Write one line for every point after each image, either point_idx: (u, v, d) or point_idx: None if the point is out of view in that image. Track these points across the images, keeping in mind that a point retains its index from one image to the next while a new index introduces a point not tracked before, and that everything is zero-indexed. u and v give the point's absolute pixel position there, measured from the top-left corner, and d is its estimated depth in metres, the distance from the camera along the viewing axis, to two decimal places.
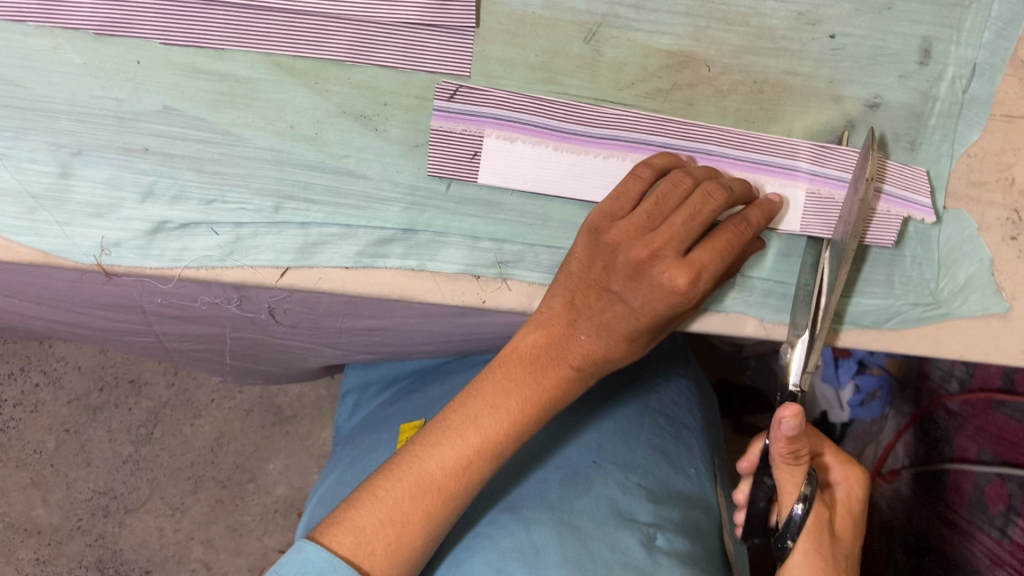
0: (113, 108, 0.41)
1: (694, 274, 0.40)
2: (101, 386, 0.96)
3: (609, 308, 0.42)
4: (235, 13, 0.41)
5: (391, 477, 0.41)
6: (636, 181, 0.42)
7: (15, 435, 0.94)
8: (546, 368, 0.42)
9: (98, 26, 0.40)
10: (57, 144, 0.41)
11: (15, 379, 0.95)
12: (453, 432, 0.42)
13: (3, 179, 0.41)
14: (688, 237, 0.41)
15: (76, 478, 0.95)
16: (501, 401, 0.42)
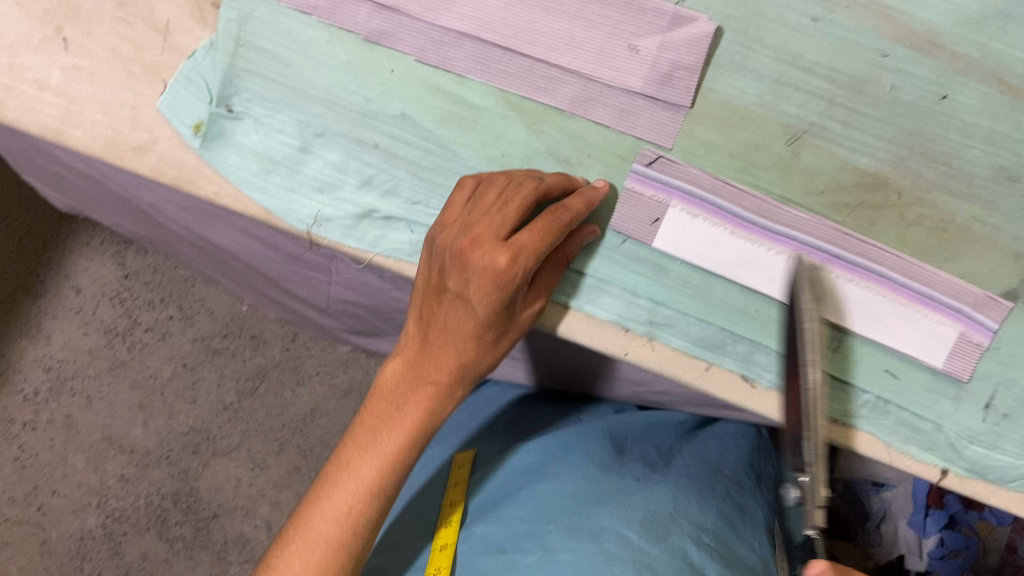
0: (360, 104, 0.47)
1: (510, 269, 0.42)
2: (225, 334, 1.03)
3: (456, 311, 0.45)
4: (484, 48, 0.46)
5: (339, 472, 0.48)
6: (464, 192, 0.45)
7: (137, 355, 1.03)
8: (415, 377, 0.47)
9: (368, 32, 0.46)
10: (306, 123, 0.47)
11: (153, 306, 1.03)
12: (375, 425, 0.48)
13: (252, 141, 0.47)
14: (504, 224, 0.43)
15: (178, 411, 1.03)
16: (401, 407, 0.47)
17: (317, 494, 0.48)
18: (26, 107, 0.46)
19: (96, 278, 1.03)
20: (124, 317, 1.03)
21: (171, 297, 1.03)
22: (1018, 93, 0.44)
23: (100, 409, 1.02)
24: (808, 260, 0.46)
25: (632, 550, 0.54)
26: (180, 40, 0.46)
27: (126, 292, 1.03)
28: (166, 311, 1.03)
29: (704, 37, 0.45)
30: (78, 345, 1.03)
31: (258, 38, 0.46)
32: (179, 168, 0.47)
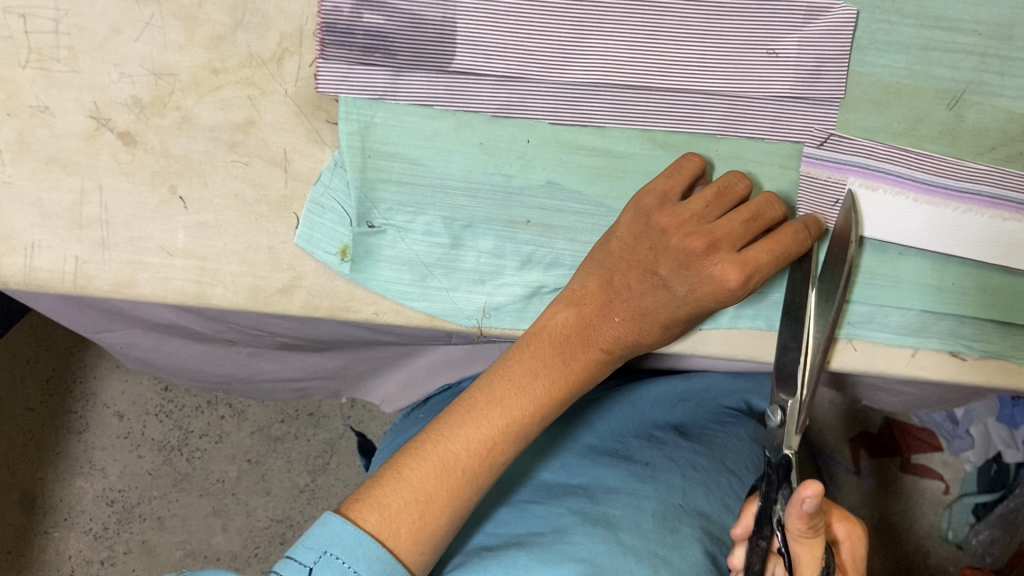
0: (502, 183, 0.44)
1: (745, 279, 0.39)
2: (284, 418, 0.91)
3: (651, 295, 0.41)
4: (618, 93, 0.44)
5: (485, 398, 0.42)
6: (694, 163, 0.42)
7: (199, 464, 0.90)
8: (586, 339, 0.43)
9: (495, 108, 0.43)
10: (451, 218, 0.44)
11: (202, 410, 0.92)
12: (529, 364, 0.42)
13: (400, 250, 0.44)
14: (743, 235, 0.40)
15: (255, 506, 0.89)
16: (563, 367, 0.42)
17: (456, 412, 0.42)
18: (158, 278, 0.43)
19: (137, 397, 0.91)
20: (176, 430, 0.91)
21: (218, 398, 0.91)
22: None
23: (174, 526, 0.89)
24: (995, 213, 0.45)
25: (591, 518, 0.48)
26: (301, 168, 0.43)
27: (171, 405, 0.91)
28: (217, 411, 0.91)
29: (845, 23, 0.43)
30: (135, 471, 0.90)
31: (383, 143, 0.43)
32: (331, 297, 0.44)
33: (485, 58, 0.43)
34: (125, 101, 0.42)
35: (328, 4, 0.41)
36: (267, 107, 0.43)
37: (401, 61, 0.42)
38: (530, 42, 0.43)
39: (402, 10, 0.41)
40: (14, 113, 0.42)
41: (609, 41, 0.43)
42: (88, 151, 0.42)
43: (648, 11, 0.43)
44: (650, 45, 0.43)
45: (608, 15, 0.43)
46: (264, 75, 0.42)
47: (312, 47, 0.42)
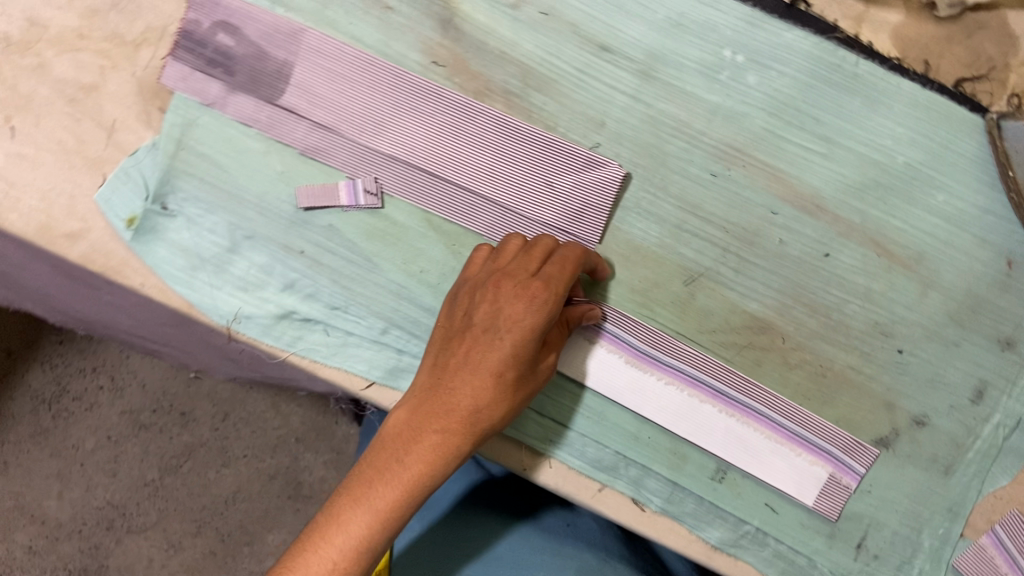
0: (291, 212, 0.50)
1: (528, 305, 0.43)
2: (155, 409, 0.91)
3: (494, 347, 0.43)
4: (412, 171, 0.49)
5: (363, 489, 0.41)
6: (511, 243, 0.47)
7: (62, 426, 0.91)
8: (450, 420, 0.42)
9: (304, 146, 0.49)
10: (237, 226, 0.50)
11: (86, 374, 0.91)
12: (402, 444, 0.42)
13: (182, 237, 0.49)
14: (531, 266, 0.45)
15: (96, 484, 0.91)
16: (448, 445, 0.42)
17: None
18: None
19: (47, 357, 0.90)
20: (54, 385, 0.91)
21: (104, 368, 0.91)
22: (894, 257, 0.49)
23: (15, 475, 0.90)
24: (693, 392, 0.50)
25: None
26: (125, 138, 0.49)
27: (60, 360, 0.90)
28: (96, 379, 0.91)
29: (614, 178, 0.48)
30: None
31: (199, 143, 0.49)
32: (107, 258, 0.48)
33: (309, 103, 0.49)
34: None
35: (191, 17, 0.49)
36: (113, 79, 0.49)
37: (238, 81, 0.49)
38: (351, 105, 0.49)
39: (251, 41, 0.49)
40: None
41: (415, 125, 0.49)
42: None
43: (457, 113, 0.49)
44: (450, 141, 0.49)
45: (421, 105, 0.49)
46: (120, 53, 0.49)
47: (167, 45, 0.49)
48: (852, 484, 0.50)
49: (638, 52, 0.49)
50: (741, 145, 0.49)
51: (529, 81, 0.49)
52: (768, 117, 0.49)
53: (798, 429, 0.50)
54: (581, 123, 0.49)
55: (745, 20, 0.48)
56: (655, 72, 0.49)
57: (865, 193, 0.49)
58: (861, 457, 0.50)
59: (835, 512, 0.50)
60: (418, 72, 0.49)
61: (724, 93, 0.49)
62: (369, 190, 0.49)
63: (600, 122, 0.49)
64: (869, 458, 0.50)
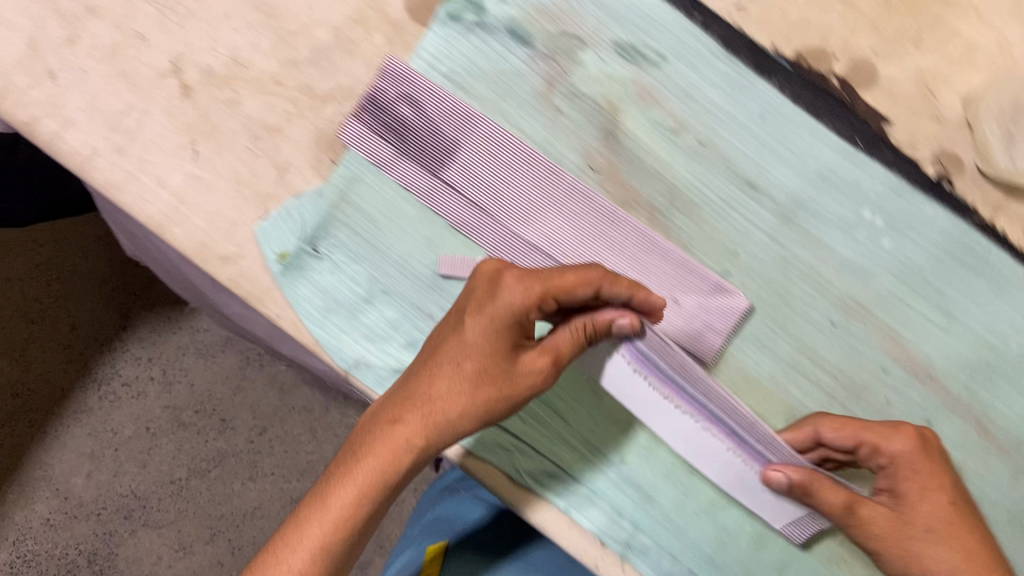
0: (428, 277, 0.53)
1: (527, 296, 0.43)
2: (196, 411, 1.00)
3: (459, 345, 0.45)
4: (547, 266, 0.52)
5: (348, 466, 0.46)
6: (481, 282, 0.45)
7: (105, 408, 1.00)
8: (448, 402, 0.45)
9: (455, 220, 0.52)
10: (376, 279, 0.53)
11: (140, 363, 1.01)
12: (412, 404, 0.46)
13: (326, 280, 0.52)
14: (517, 298, 0.43)
15: (125, 472, 0.99)
16: (410, 437, 0.45)
17: None
18: (141, 197, 0.52)
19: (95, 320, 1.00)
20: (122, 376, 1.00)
21: (157, 360, 1.01)
22: (992, 439, 0.51)
23: (53, 447, 0.99)
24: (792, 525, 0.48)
25: None
26: (294, 180, 0.53)
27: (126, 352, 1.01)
28: (148, 370, 1.01)
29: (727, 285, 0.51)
30: (40, 368, 1.00)
31: (360, 198, 0.52)
32: (253, 285, 0.52)
33: (468, 183, 0.52)
34: (201, 65, 0.52)
35: (378, 83, 0.52)
36: (296, 125, 0.53)
37: (407, 150, 0.52)
38: (505, 192, 0.52)
39: (428, 116, 0.52)
40: (119, 29, 0.52)
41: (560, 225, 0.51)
42: (152, 84, 0.52)
43: (601, 219, 0.51)
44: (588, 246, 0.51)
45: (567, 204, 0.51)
46: (308, 104, 0.53)
47: (351, 104, 0.52)
48: None
49: (783, 196, 0.51)
50: (864, 301, 0.51)
51: (675, 202, 0.52)
52: (895, 282, 0.51)
53: None
54: (716, 251, 0.51)
55: (890, 188, 0.51)
56: (796, 218, 0.51)
57: (975, 372, 0.51)
58: None
59: None
60: (574, 174, 0.52)
61: (857, 251, 0.51)
62: None
63: (733, 254, 0.51)
64: None
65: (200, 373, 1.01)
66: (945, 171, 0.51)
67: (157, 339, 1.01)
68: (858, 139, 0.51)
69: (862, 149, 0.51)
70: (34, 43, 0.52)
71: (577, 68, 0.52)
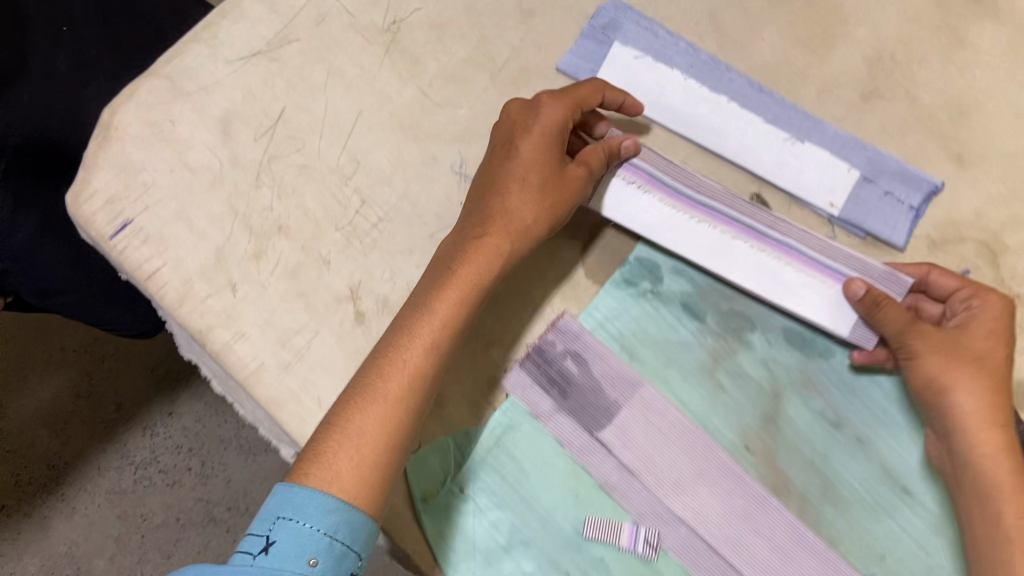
0: (571, 534, 0.50)
1: (537, 194, 0.48)
2: (229, 509, 0.99)
3: (515, 179, 0.48)
4: (696, 546, 0.50)
5: (429, 306, 0.45)
6: (513, 106, 0.51)
7: (140, 491, 0.99)
8: (454, 317, 0.45)
9: (605, 480, 0.51)
10: (517, 529, 0.50)
11: (181, 453, 1.00)
12: (388, 360, 0.44)
13: (465, 524, 0.50)
14: (563, 117, 0.49)
15: (147, 560, 0.96)
16: (433, 348, 0.44)
17: (338, 436, 0.41)
18: (297, 418, 0.52)
19: (142, 402, 1.01)
20: (148, 452, 1.00)
21: (200, 451, 1.01)
22: None
23: (83, 531, 0.97)
24: None
25: None
26: (448, 417, 0.52)
27: (163, 433, 1.00)
28: (189, 461, 1.00)
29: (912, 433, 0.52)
30: (82, 443, 1.00)
31: (513, 446, 0.51)
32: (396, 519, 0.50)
33: (624, 446, 0.51)
34: (378, 295, 0.53)
35: (549, 337, 0.53)
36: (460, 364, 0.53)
37: (568, 405, 0.52)
38: (660, 459, 0.51)
39: (594, 376, 0.52)
40: (305, 250, 0.53)
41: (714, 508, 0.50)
42: (328, 306, 0.53)
43: (754, 502, 0.51)
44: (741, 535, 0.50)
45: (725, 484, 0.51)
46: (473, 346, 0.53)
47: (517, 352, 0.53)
48: None
49: (933, 505, 0.51)
50: None
51: (828, 495, 0.51)
52: None
53: None
54: (865, 552, 0.50)
55: None
56: (953, 532, 0.50)
57: None
58: None
59: None
60: (729, 452, 0.52)
61: None
62: (649, 542, 0.50)
63: (881, 556, 0.50)
64: None
65: (239, 471, 1.00)
66: None
67: (203, 430, 1.01)
68: None
69: None
70: (220, 256, 0.53)
71: (743, 348, 0.53)
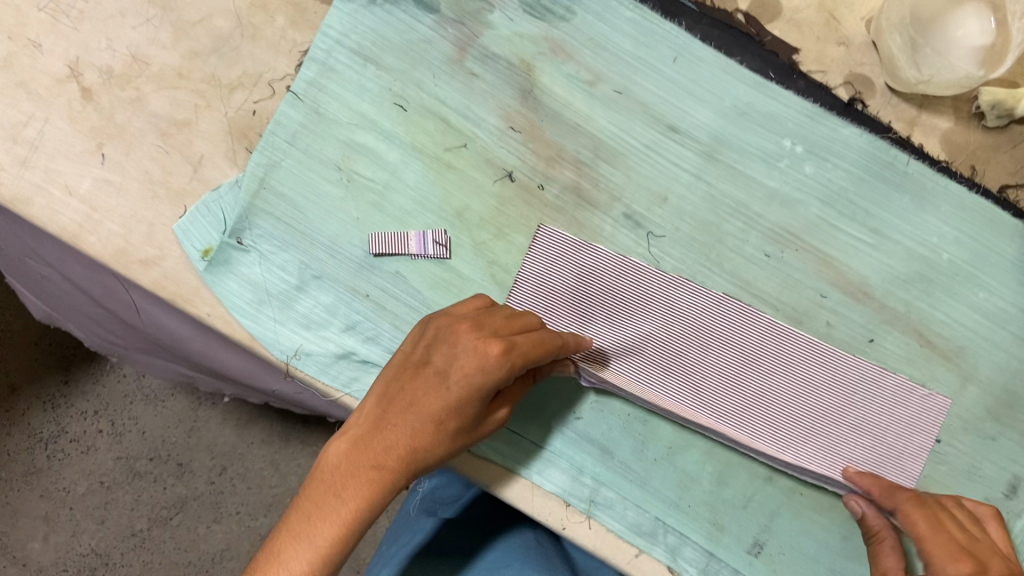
0: (360, 257, 0.51)
1: (476, 365, 0.40)
2: (152, 458, 0.96)
3: (442, 383, 0.42)
4: (766, 427, 0.51)
5: (371, 447, 0.42)
6: (473, 301, 0.46)
7: (56, 466, 0.95)
8: (359, 464, 0.42)
9: (385, 184, 0.52)
10: (307, 265, 0.51)
11: (84, 418, 0.96)
12: (310, 509, 0.42)
13: (253, 272, 0.51)
14: (504, 326, 0.43)
15: (83, 530, 0.95)
16: (338, 494, 0.42)
17: (258, 562, 0.42)
18: (48, 209, 0.50)
19: (35, 376, 0.96)
20: (53, 426, 0.96)
21: (105, 412, 0.96)
22: (935, 348, 0.51)
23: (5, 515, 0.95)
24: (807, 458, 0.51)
25: None
26: (209, 174, 0.52)
27: (62, 401, 0.96)
28: (96, 424, 0.96)
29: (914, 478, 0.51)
30: None
31: (279, 183, 0.51)
32: (178, 286, 0.50)
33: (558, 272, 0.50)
34: (100, 66, 0.52)
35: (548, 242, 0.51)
36: (205, 117, 0.52)
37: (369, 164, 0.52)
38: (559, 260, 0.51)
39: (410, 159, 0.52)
40: (12, 39, 0.52)
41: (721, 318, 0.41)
42: (52, 91, 0.51)
43: (524, 191, 0.52)
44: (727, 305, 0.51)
45: (832, 395, 0.51)
46: (214, 94, 0.52)
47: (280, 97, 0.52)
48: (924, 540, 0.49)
49: (703, 134, 0.52)
50: (795, 230, 0.51)
51: (600, 153, 0.52)
52: (822, 206, 0.51)
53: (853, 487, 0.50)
54: (645, 196, 0.52)
55: (807, 114, 0.51)
56: (719, 155, 0.52)
57: (910, 284, 0.51)
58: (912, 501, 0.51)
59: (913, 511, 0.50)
60: (494, 135, 0.52)
61: (782, 180, 0.51)
62: (438, 242, 0.51)
63: (663, 197, 0.52)
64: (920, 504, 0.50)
65: (151, 420, 0.96)
66: (857, 92, 0.52)
67: (102, 389, 0.96)
68: (770, 71, 0.52)
69: (775, 80, 0.52)
70: None
71: (486, 29, 0.52)
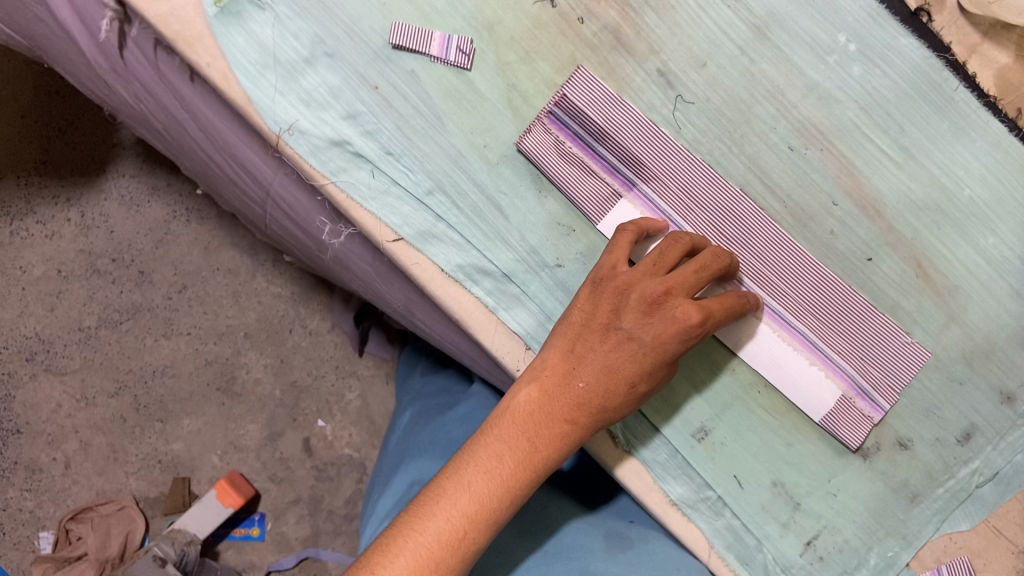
0: (379, 47, 0.49)
1: (679, 340, 0.47)
2: (114, 260, 1.00)
3: (636, 347, 0.48)
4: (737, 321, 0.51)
5: (562, 390, 0.48)
6: (626, 238, 0.48)
7: (17, 244, 0.98)
8: (552, 414, 0.49)
9: None
10: (321, 40, 0.49)
11: (57, 204, 0.99)
12: (499, 447, 0.49)
13: (264, 32, 0.48)
14: (695, 285, 0.47)
15: (31, 313, 0.99)
16: (533, 441, 0.49)
17: (431, 501, 0.49)
18: None
19: (12, 147, 0.97)
20: (22, 202, 0.98)
21: (76, 201, 0.99)
22: (930, 282, 0.50)
23: None
24: (771, 347, 0.51)
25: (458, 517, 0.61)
26: None
27: (36, 180, 0.98)
28: (65, 211, 0.99)
29: (861, 409, 0.51)
30: None
31: None
32: (184, 27, 0.47)
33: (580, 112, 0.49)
34: None
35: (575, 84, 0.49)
36: None
37: None
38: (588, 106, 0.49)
39: None
40: None
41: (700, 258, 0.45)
42: None
43: (561, 21, 0.49)
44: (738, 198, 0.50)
45: (813, 316, 0.51)
46: None
47: None
48: (862, 431, 0.51)
49: (759, 6, 0.49)
50: (825, 128, 0.49)
51: None
52: (859, 111, 0.49)
53: (804, 391, 0.51)
54: (684, 56, 0.49)
55: (868, 13, 0.48)
56: (769, 32, 0.49)
57: (923, 212, 0.50)
58: (849, 426, 0.51)
59: (844, 433, 0.51)
60: None
61: (826, 75, 0.49)
62: (461, 49, 0.49)
63: (701, 62, 0.49)
64: (854, 433, 0.51)
65: (121, 221, 0.99)
66: (926, 2, 0.48)
67: (80, 178, 0.98)
68: None
69: None
70: None
71: None
